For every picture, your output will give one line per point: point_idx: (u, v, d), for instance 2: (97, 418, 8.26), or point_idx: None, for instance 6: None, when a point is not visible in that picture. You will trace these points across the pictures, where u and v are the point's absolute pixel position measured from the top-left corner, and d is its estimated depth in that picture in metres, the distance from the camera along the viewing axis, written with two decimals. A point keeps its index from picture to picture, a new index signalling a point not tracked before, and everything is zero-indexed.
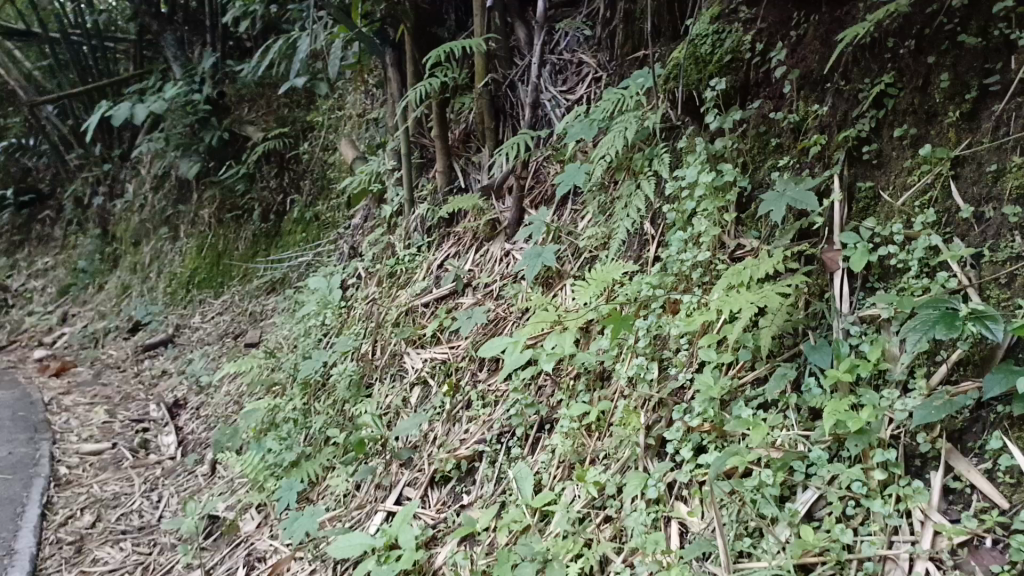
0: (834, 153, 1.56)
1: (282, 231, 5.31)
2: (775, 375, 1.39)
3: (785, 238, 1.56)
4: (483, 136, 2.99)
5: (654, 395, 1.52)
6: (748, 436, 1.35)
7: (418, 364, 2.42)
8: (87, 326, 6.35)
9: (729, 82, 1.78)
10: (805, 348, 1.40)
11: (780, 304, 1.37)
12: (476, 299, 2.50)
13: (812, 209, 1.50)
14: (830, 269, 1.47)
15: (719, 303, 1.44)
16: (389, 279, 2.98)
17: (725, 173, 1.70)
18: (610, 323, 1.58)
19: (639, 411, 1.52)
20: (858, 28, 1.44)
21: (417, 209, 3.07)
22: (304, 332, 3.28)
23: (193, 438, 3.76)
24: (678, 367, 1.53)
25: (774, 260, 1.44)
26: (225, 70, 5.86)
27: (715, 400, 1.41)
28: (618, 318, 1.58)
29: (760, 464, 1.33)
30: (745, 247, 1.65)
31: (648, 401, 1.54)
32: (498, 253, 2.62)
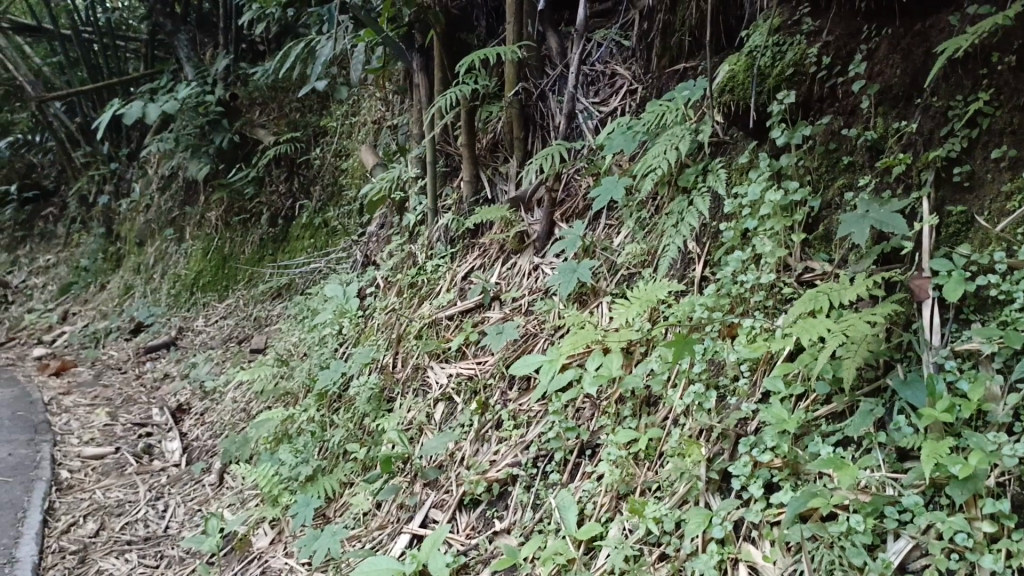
0: (919, 173, 1.49)
1: (290, 236, 5.22)
2: (860, 411, 1.29)
3: (864, 263, 1.48)
4: (511, 146, 2.91)
5: (716, 425, 1.43)
6: (830, 476, 1.25)
7: (443, 380, 2.33)
8: (88, 325, 6.25)
9: (796, 96, 1.71)
10: (893, 381, 1.30)
11: (866, 333, 1.28)
12: (504, 314, 2.41)
13: (900, 231, 1.40)
14: (918, 298, 1.38)
15: (795, 329, 1.35)
16: (410, 289, 2.89)
17: (794, 192, 1.63)
18: (671, 346, 1.50)
19: (700, 442, 1.43)
20: (962, 41, 1.36)
21: (440, 219, 2.99)
22: (318, 341, 3.19)
23: (197, 445, 3.67)
24: (740, 397, 1.45)
25: (859, 286, 1.36)
26: (238, 72, 5.79)
27: (789, 434, 1.32)
28: (679, 340, 1.50)
29: (845, 508, 1.22)
30: (814, 270, 1.57)
31: (708, 430, 1.46)
32: (527, 267, 2.54)
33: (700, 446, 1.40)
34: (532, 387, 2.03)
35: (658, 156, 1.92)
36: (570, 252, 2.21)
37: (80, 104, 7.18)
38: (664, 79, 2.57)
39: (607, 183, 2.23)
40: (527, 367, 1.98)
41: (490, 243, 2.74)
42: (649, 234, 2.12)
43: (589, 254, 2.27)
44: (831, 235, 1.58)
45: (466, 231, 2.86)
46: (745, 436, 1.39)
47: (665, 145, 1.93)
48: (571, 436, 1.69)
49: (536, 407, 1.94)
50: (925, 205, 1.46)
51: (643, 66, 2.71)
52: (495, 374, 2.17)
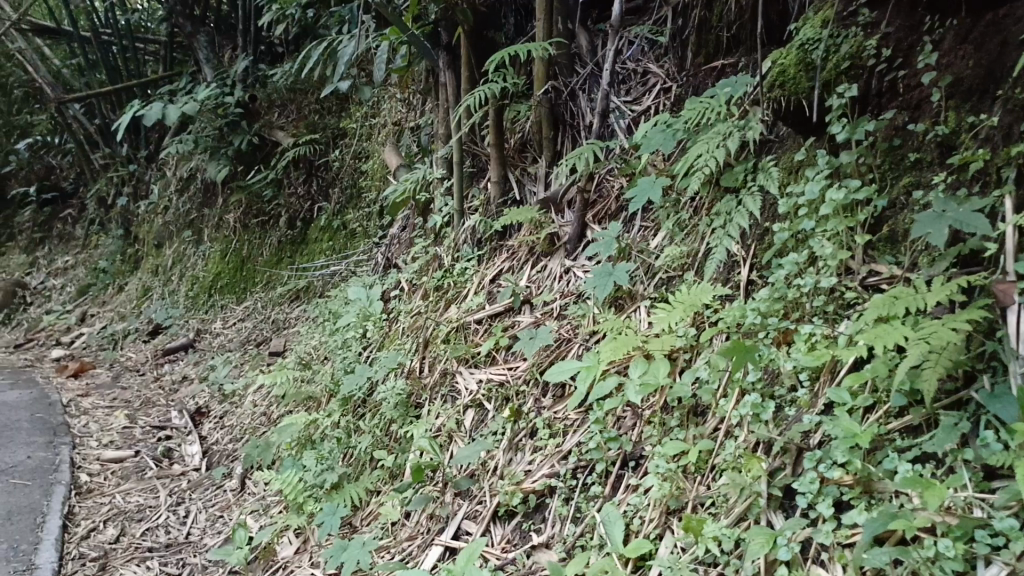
0: (1000, 168, 1.38)
1: (309, 239, 5.17)
2: (943, 426, 1.20)
3: (941, 266, 1.39)
4: (540, 146, 2.83)
5: (777, 439, 1.35)
6: (910, 496, 1.17)
7: (472, 386, 2.26)
8: (106, 327, 6.23)
9: (857, 89, 1.65)
10: (980, 396, 1.20)
11: (951, 343, 1.18)
12: (536, 318, 2.34)
13: (982, 232, 1.31)
14: (1002, 303, 1.27)
15: (870, 338, 1.27)
16: (436, 293, 2.82)
17: (856, 191, 1.56)
18: (732, 352, 1.41)
19: (761, 456, 1.35)
20: None
21: (467, 220, 2.92)
22: (340, 345, 3.13)
23: (217, 450, 3.61)
24: (801, 409, 1.37)
25: (939, 292, 1.26)
26: (257, 74, 5.75)
27: (861, 449, 1.24)
28: (741, 347, 1.42)
29: (929, 530, 1.14)
30: (879, 273, 1.49)
31: (766, 444, 1.38)
32: (558, 270, 2.46)
33: (761, 461, 1.33)
34: (567, 394, 1.96)
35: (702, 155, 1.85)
36: (605, 254, 2.14)
37: (99, 106, 7.17)
38: (700, 76, 2.50)
39: (643, 184, 2.16)
40: (563, 373, 1.91)
41: (519, 245, 2.66)
42: (691, 237, 2.04)
43: (625, 256, 2.19)
44: (896, 236, 1.51)
45: (494, 233, 2.79)
46: (809, 451, 1.31)
47: (710, 142, 1.86)
48: (613, 447, 1.61)
49: (573, 416, 1.87)
50: (1001, 206, 1.37)
51: (677, 63, 2.64)
52: (527, 380, 2.10)
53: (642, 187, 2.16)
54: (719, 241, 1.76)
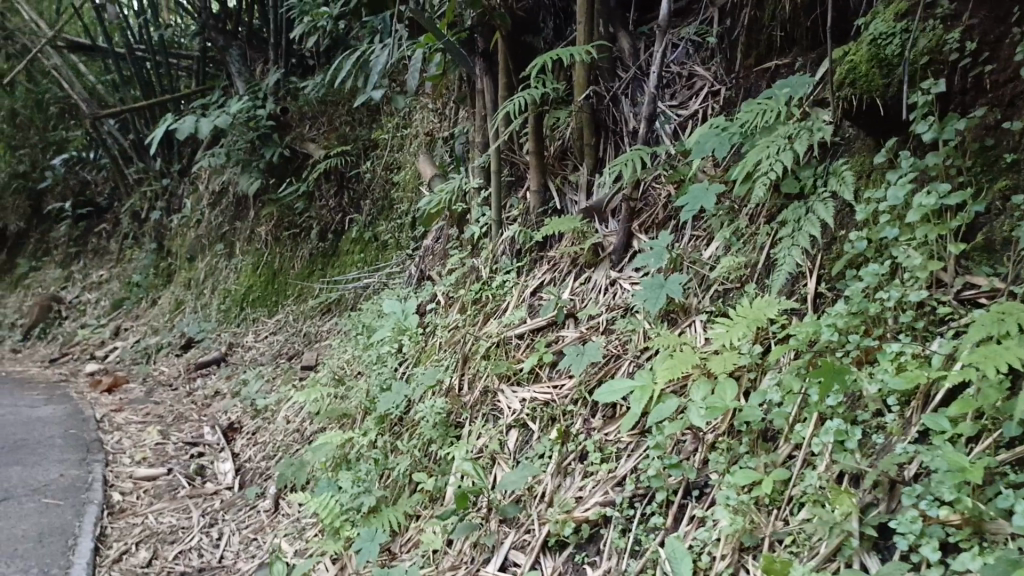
0: None
1: (340, 251, 5.10)
2: None
3: None
4: (581, 153, 2.72)
5: (869, 471, 1.23)
6: None
7: (516, 405, 2.15)
8: (139, 341, 6.21)
9: (942, 86, 1.53)
10: None
11: None
12: (582, 333, 2.22)
13: None
14: None
15: (972, 356, 1.20)
16: (475, 306, 2.72)
17: (947, 195, 1.44)
18: (822, 374, 1.29)
19: (851, 491, 1.22)
20: None
21: (505, 231, 2.81)
22: (375, 360, 3.03)
23: (250, 468, 3.54)
24: (893, 436, 1.25)
25: None
26: (289, 87, 5.73)
27: (970, 485, 1.11)
28: (831, 368, 1.28)
29: None
30: (976, 286, 1.39)
31: (855, 475, 1.26)
32: (603, 282, 2.35)
33: (852, 496, 1.20)
34: (618, 414, 1.84)
35: (767, 160, 1.74)
36: (656, 265, 2.02)
37: (133, 121, 7.20)
38: (752, 79, 2.38)
39: (693, 191, 2.06)
40: (614, 394, 1.79)
41: (561, 255, 2.55)
42: (751, 248, 1.92)
43: (676, 268, 2.08)
44: (993, 244, 1.40)
45: (534, 243, 2.68)
46: (906, 485, 1.18)
47: (773, 146, 1.74)
48: (674, 475, 1.49)
49: (626, 439, 1.76)
50: None
51: (726, 65, 2.52)
52: (574, 399, 1.99)
53: (692, 194, 2.06)
54: (786, 254, 1.65)
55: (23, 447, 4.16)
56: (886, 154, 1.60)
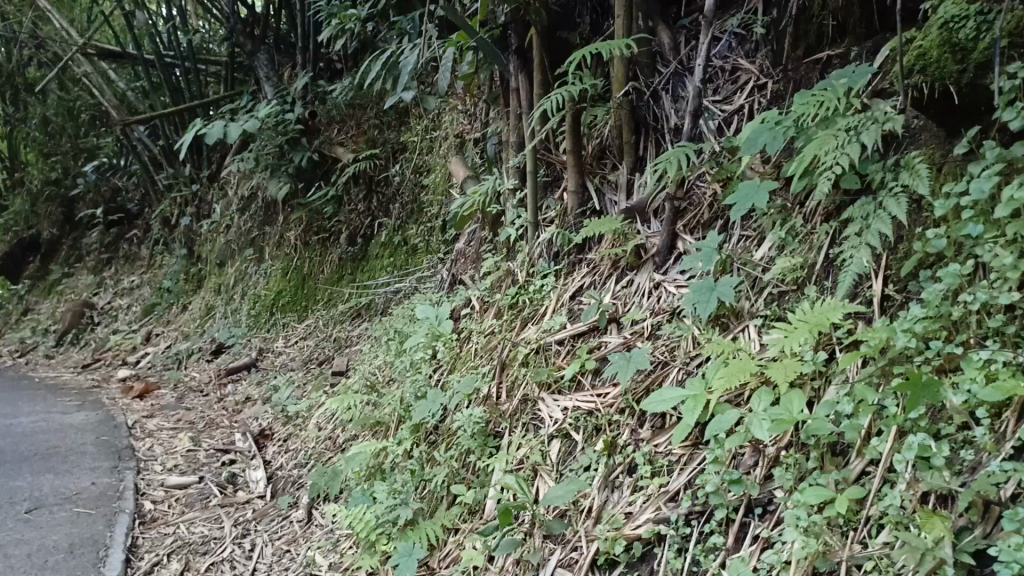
0: None
1: (369, 255, 5.04)
2: None
3: None
4: (621, 152, 2.63)
5: (961, 492, 1.13)
6: None
7: (557, 413, 2.06)
8: (170, 346, 6.21)
9: None
10: None
11: None
12: (625, 338, 2.13)
13: None
14: None
15: None
16: (511, 311, 2.64)
17: None
18: (911, 389, 1.19)
19: (942, 514, 1.12)
20: None
21: (543, 233, 2.73)
22: (408, 367, 2.96)
23: (282, 476, 3.48)
24: (990, 453, 1.15)
25: None
26: (317, 90, 5.70)
27: None
28: (919, 383, 1.18)
29: None
30: None
31: (946, 496, 1.16)
32: (646, 285, 2.25)
33: (944, 520, 1.10)
34: (668, 424, 1.75)
35: (830, 156, 1.64)
36: (705, 267, 1.93)
37: (163, 127, 7.21)
38: (801, 71, 2.27)
39: (744, 188, 1.97)
40: (665, 403, 1.70)
41: (601, 257, 2.46)
42: (807, 248, 1.82)
43: (725, 270, 1.98)
44: None
45: (573, 245, 2.59)
46: (1006, 509, 1.08)
47: (837, 146, 1.65)
48: (735, 491, 1.39)
49: (677, 451, 1.66)
50: None
51: (772, 57, 2.41)
52: (619, 408, 1.89)
53: (742, 192, 1.97)
54: (854, 255, 1.55)
55: (55, 454, 4.14)
56: (967, 144, 1.49)
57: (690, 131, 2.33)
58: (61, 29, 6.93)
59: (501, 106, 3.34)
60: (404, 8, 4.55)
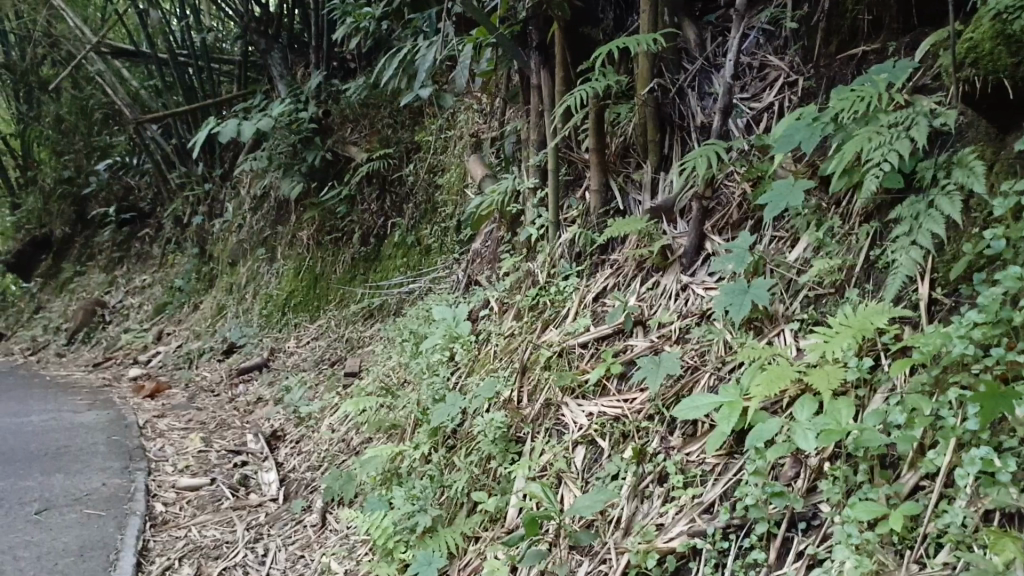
0: None
1: (382, 255, 4.98)
2: None
3: None
4: (645, 150, 2.56)
5: None
6: None
7: (582, 419, 2.00)
8: (182, 345, 6.17)
9: None
10: None
11: None
12: (652, 341, 2.06)
13: None
14: None
15: None
16: (532, 313, 2.58)
17: None
18: (983, 400, 1.13)
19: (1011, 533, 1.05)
20: None
21: (564, 233, 2.66)
22: (425, 369, 2.90)
23: (294, 478, 3.43)
24: None
25: None
26: (331, 89, 5.65)
27: None
28: (994, 394, 1.12)
29: None
30: None
31: (1011, 513, 1.09)
32: (673, 287, 2.18)
33: (1013, 540, 1.03)
34: (700, 432, 1.68)
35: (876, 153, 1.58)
36: (738, 269, 1.86)
37: (175, 126, 7.18)
38: (835, 67, 2.19)
39: (778, 187, 1.90)
40: (698, 410, 1.63)
41: (625, 258, 2.39)
42: (846, 250, 1.75)
43: (757, 272, 1.91)
44: None
45: (595, 245, 2.53)
46: None
47: (885, 144, 1.60)
48: (777, 504, 1.32)
49: (711, 460, 1.60)
50: None
51: (803, 53, 2.34)
52: (648, 414, 1.83)
53: (775, 190, 1.91)
54: (902, 258, 1.48)
55: (66, 454, 4.10)
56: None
57: (719, 128, 2.26)
58: (75, 27, 6.91)
59: (521, 104, 3.27)
60: (419, 6, 4.50)
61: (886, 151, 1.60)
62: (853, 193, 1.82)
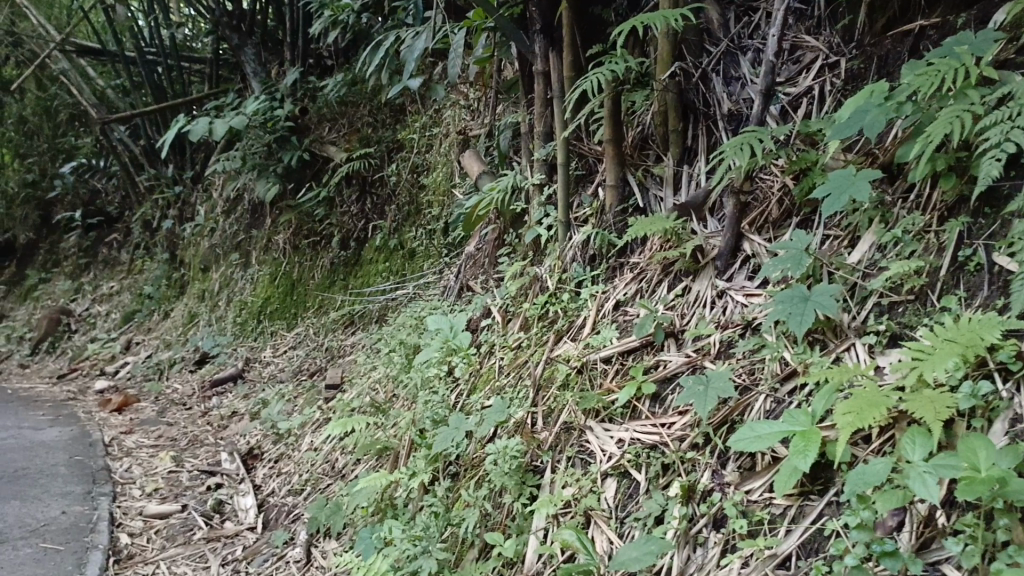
0: None
1: (363, 260, 4.68)
2: None
3: None
4: (666, 142, 2.31)
5: None
6: None
7: (611, 446, 1.73)
8: (151, 356, 5.83)
9: None
10: None
11: None
12: (688, 357, 1.80)
13: None
14: None
15: None
16: (542, 324, 2.32)
17: None
18: None
19: None
20: None
21: (576, 234, 2.40)
22: (420, 386, 2.62)
23: (274, 504, 3.14)
24: None
25: None
26: (307, 87, 5.35)
27: None
28: None
29: None
30: None
31: None
32: (706, 294, 1.93)
33: None
34: (761, 466, 1.42)
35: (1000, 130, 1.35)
36: (794, 273, 1.61)
37: (144, 127, 6.85)
38: (886, 45, 1.95)
39: (836, 179, 1.66)
40: (764, 442, 1.37)
41: (648, 262, 2.14)
42: (926, 251, 1.52)
43: (814, 276, 1.66)
44: None
45: (612, 248, 2.27)
46: None
47: (1002, 124, 1.37)
48: (890, 567, 1.11)
49: (779, 502, 1.34)
50: None
51: (844, 32, 2.10)
52: (692, 442, 1.56)
53: (830, 182, 1.67)
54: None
55: (24, 477, 3.76)
56: None
57: (758, 114, 1.96)
58: (39, 24, 6.58)
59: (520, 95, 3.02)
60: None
61: (1000, 130, 1.37)
62: (927, 186, 1.59)
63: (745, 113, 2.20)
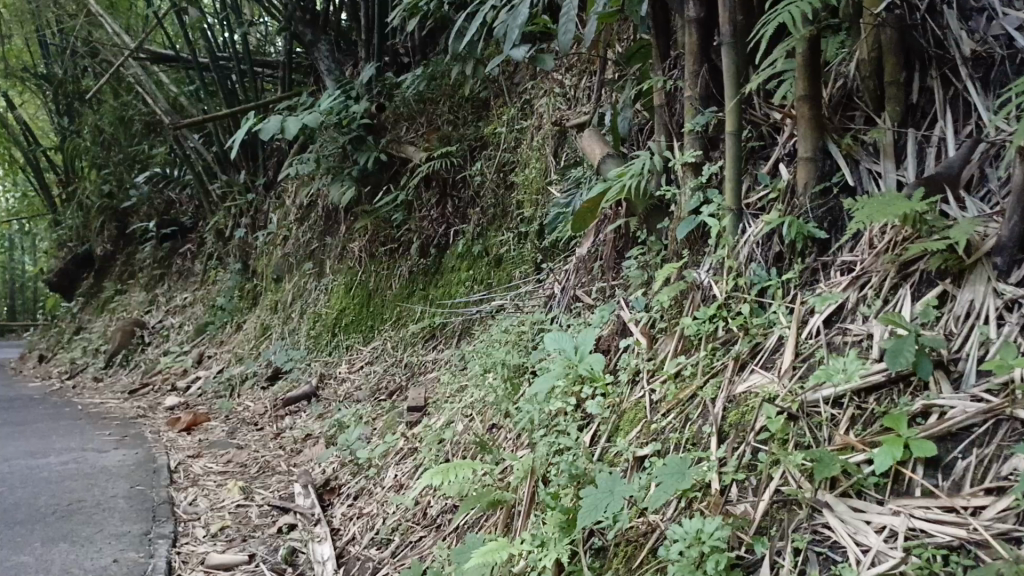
0: None
1: (443, 268, 4.16)
2: None
3: None
4: (880, 97, 1.71)
5: None
6: None
7: (876, 540, 1.14)
8: (222, 370, 5.43)
9: None
10: None
11: None
12: (981, 401, 1.19)
13: None
14: None
15: None
16: (711, 345, 1.73)
17: None
18: None
19: None
20: None
21: (754, 226, 1.82)
22: (536, 423, 2.06)
23: (356, 556, 2.61)
24: None
25: None
26: (384, 84, 4.86)
27: None
28: None
29: None
30: None
31: None
32: (986, 305, 1.32)
33: None
34: None
35: None
36: None
37: (216, 135, 6.51)
38: None
39: None
40: None
41: (875, 261, 1.53)
42: None
43: None
44: None
45: (813, 243, 1.68)
46: None
47: None
48: None
49: None
50: None
51: None
52: None
53: None
54: None
55: (80, 511, 3.25)
56: None
57: None
58: (114, 34, 6.34)
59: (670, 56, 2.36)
60: None
61: None
62: None
63: (999, 55, 1.58)
